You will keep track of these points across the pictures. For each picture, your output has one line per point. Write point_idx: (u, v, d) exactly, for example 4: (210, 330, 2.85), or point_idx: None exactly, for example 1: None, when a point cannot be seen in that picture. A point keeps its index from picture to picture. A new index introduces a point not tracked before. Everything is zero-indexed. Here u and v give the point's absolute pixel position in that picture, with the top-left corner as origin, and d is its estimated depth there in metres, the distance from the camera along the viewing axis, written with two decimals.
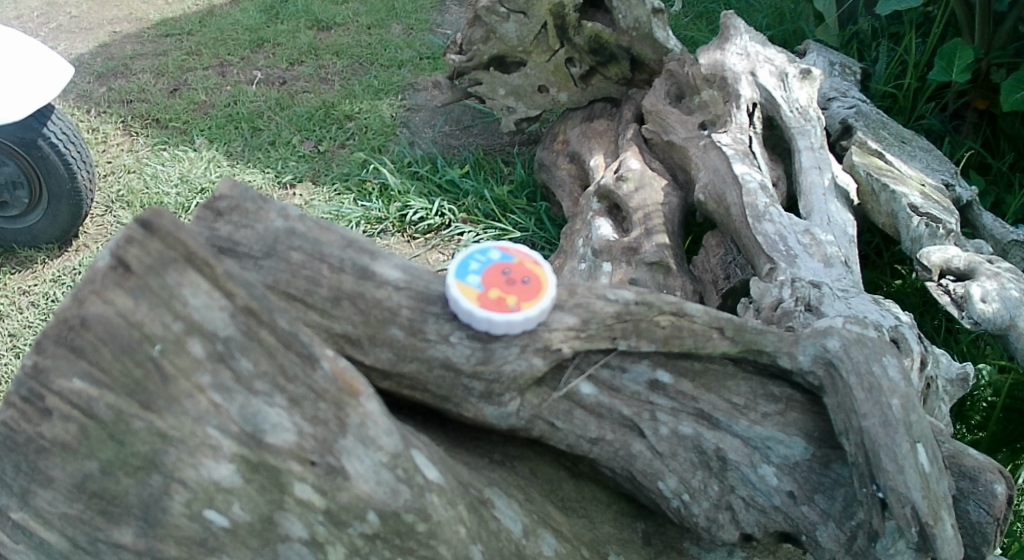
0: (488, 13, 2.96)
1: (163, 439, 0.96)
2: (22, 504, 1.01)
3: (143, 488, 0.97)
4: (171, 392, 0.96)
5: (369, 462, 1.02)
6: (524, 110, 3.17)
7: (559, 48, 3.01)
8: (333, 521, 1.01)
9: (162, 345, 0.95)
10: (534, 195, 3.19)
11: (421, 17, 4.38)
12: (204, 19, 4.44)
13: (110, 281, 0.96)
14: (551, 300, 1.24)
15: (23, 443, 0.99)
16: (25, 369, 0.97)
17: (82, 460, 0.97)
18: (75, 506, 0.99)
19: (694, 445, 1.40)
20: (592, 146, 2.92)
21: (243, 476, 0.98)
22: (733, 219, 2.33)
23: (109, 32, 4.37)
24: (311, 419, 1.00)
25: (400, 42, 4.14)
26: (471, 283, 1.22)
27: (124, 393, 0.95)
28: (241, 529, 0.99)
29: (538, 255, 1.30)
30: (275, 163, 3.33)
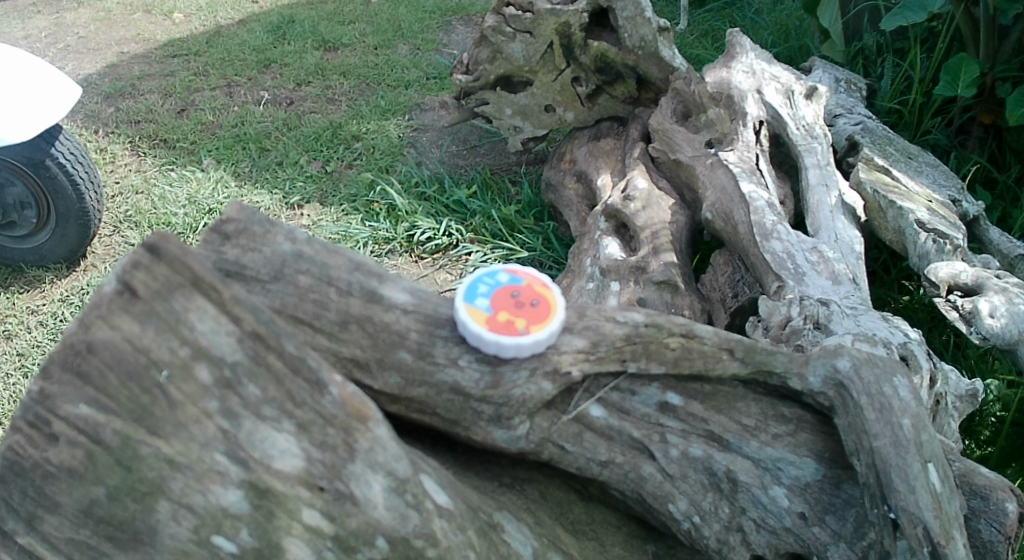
0: (494, 33, 2.98)
1: (171, 465, 0.96)
2: (28, 529, 1.00)
3: (150, 514, 0.97)
4: (178, 418, 0.96)
5: (379, 487, 1.01)
6: (531, 129, 3.16)
7: (565, 67, 3.02)
8: (342, 547, 1.00)
9: (169, 371, 0.96)
10: (542, 214, 3.19)
11: (428, 37, 4.41)
12: (210, 39, 4.47)
13: (118, 307, 0.96)
14: (560, 322, 1.24)
15: (29, 468, 0.98)
16: (31, 395, 0.98)
17: (88, 485, 0.97)
18: (83, 532, 0.99)
19: (704, 467, 1.39)
20: (599, 165, 2.93)
21: (251, 502, 0.97)
22: (740, 237, 2.32)
23: (116, 52, 4.40)
24: (320, 445, 0.99)
25: (406, 63, 4.16)
26: (479, 307, 1.22)
27: (131, 419, 0.95)
28: (248, 555, 0.98)
29: (547, 277, 1.30)
30: (283, 184, 3.34)
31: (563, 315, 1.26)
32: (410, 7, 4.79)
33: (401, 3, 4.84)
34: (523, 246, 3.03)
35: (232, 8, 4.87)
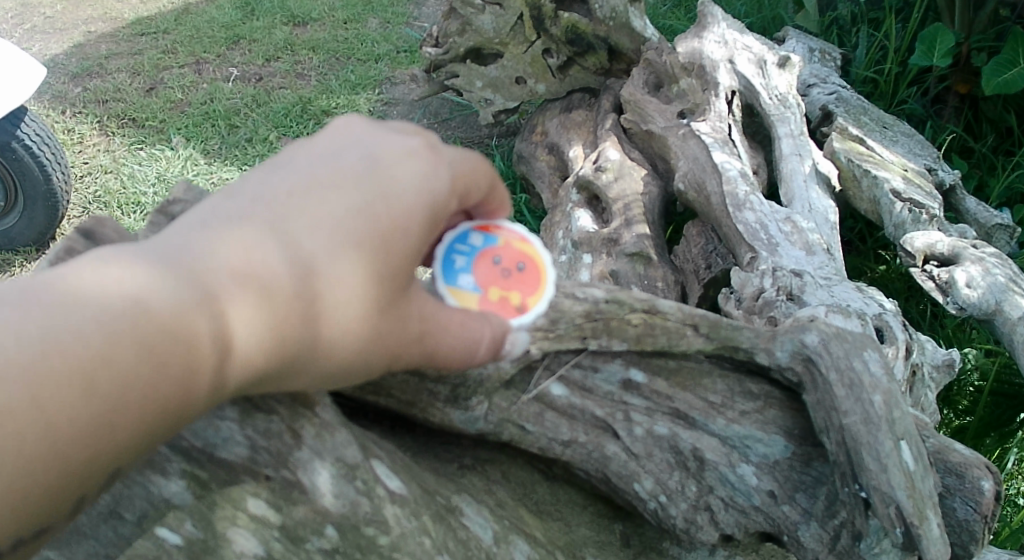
0: (463, 4, 2.77)
1: None
2: None
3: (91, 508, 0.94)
4: None
5: (328, 474, 0.98)
6: (502, 102, 2.96)
7: (535, 39, 2.80)
8: (289, 537, 0.97)
9: None
10: (514, 187, 3.12)
11: (398, 11, 4.29)
12: (180, 16, 4.33)
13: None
14: (552, 284, 1.06)
15: None
16: None
17: None
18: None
19: (670, 445, 1.36)
20: (571, 137, 2.77)
21: (194, 493, 0.94)
22: (713, 208, 2.29)
23: (84, 32, 4.26)
24: (264, 433, 0.96)
25: (377, 36, 4.05)
26: (462, 290, 1.03)
27: None
28: (195, 546, 0.95)
29: (522, 223, 1.09)
30: (253, 161, 3.26)
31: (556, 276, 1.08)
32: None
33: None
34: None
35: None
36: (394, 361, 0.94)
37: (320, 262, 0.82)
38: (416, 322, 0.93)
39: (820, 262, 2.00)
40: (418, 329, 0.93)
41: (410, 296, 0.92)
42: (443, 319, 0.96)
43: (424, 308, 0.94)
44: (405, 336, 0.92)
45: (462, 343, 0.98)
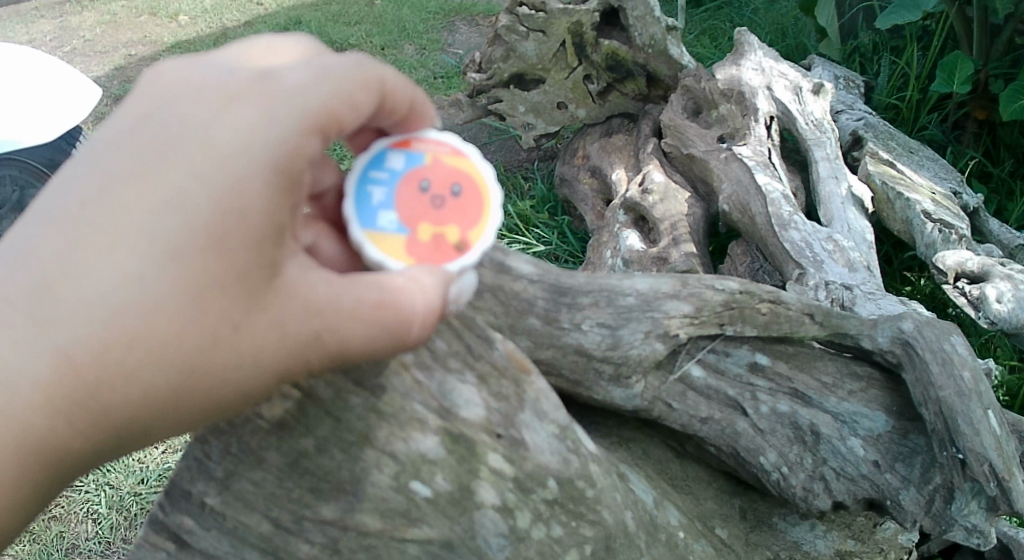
0: (506, 31, 2.70)
1: (378, 415, 1.04)
2: (221, 489, 1.05)
3: (356, 463, 1.04)
4: (380, 370, 1.03)
5: (545, 434, 1.17)
6: (543, 127, 2.89)
7: (577, 65, 2.75)
8: (520, 488, 1.13)
9: None
10: (556, 210, 2.96)
11: (433, 35, 4.00)
12: (218, 38, 4.28)
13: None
14: (497, 205, 0.93)
15: (238, 425, 1.02)
16: None
17: (299, 437, 1.02)
18: (284, 487, 1.04)
19: (790, 421, 1.52)
20: (612, 160, 2.71)
21: (446, 448, 1.08)
22: (757, 228, 2.31)
23: (125, 54, 4.34)
24: (496, 395, 1.13)
25: (415, 61, 3.78)
26: (388, 227, 0.90)
27: (340, 371, 1.01)
28: (442, 498, 1.08)
29: (452, 134, 0.95)
30: None
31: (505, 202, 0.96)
32: (414, 7, 4.32)
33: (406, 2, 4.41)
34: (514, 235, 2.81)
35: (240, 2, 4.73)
36: (294, 368, 0.85)
37: (125, 292, 0.74)
38: (293, 319, 0.82)
39: (862, 278, 2.07)
40: (303, 328, 0.82)
41: (276, 293, 0.81)
42: (347, 311, 0.83)
43: (305, 301, 0.82)
44: (285, 339, 0.82)
45: (375, 327, 0.84)
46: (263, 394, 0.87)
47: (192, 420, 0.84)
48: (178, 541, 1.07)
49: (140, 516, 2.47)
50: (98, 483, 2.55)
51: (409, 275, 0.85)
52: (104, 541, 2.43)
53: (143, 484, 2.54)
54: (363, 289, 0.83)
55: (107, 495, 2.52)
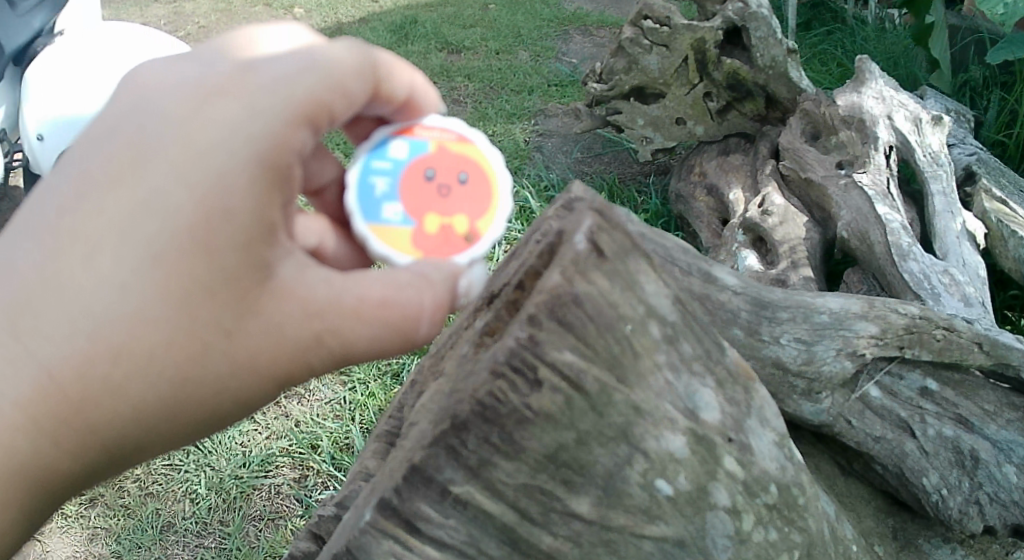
0: (631, 44, 2.86)
1: (637, 412, 1.06)
2: (470, 477, 1.03)
3: (611, 458, 1.06)
4: (640, 369, 1.07)
5: (767, 440, 1.21)
6: (661, 141, 3.03)
7: (698, 82, 2.88)
8: (747, 492, 1.18)
9: (633, 325, 1.05)
10: (669, 226, 2.96)
11: (546, 45, 4.01)
12: (334, 35, 4.14)
13: (586, 264, 1.02)
14: (497, 193, 1.07)
15: (504, 414, 1.01)
16: (519, 341, 1.00)
17: (561, 430, 1.02)
18: (536, 478, 1.05)
19: (953, 445, 1.56)
20: (730, 180, 2.81)
21: (690, 448, 1.11)
22: (875, 256, 2.35)
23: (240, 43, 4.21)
24: (730, 401, 1.17)
25: (528, 69, 3.77)
26: (392, 214, 1.04)
27: (605, 367, 1.04)
28: (681, 497, 1.12)
29: (456, 128, 1.09)
30: None
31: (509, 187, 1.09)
32: (528, 13, 4.37)
33: (519, 10, 4.43)
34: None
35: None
36: (276, 361, 1.00)
37: (109, 303, 0.91)
38: (295, 324, 0.98)
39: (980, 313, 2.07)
40: (305, 330, 0.98)
41: (260, 296, 0.95)
42: (348, 310, 0.99)
43: (300, 303, 0.97)
44: (283, 341, 0.98)
45: (378, 327, 1.01)
46: (267, 387, 1.03)
47: (196, 417, 1.02)
48: (411, 528, 1.04)
49: (241, 499, 2.38)
50: (198, 463, 2.46)
51: (418, 274, 1.00)
52: (203, 522, 2.35)
53: (244, 467, 2.43)
54: (370, 289, 0.99)
55: (207, 475, 2.43)
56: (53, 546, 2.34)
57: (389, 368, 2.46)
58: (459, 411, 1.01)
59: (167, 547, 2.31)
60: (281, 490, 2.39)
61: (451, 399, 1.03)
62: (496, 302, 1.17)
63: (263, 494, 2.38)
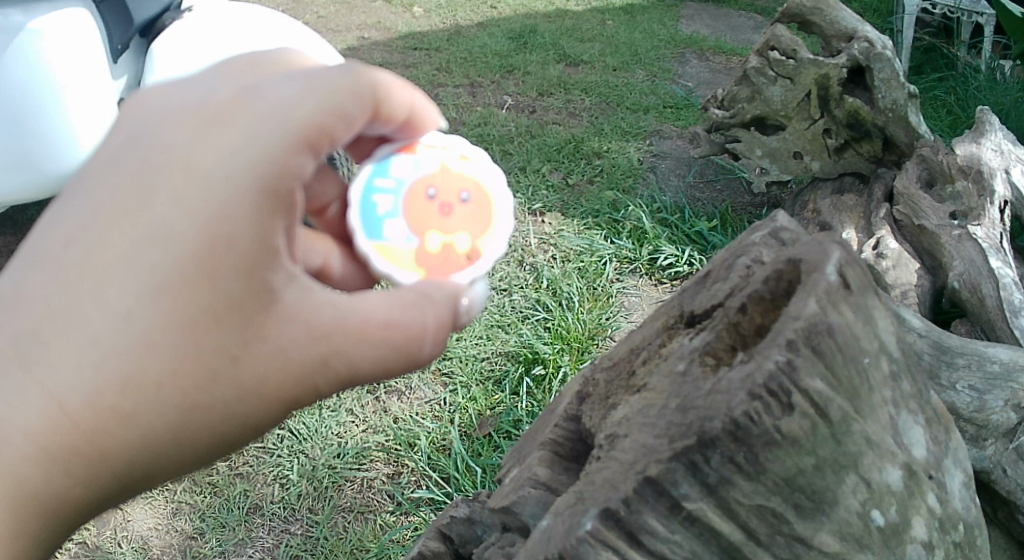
0: (756, 74, 2.86)
1: (869, 443, 1.11)
2: (706, 494, 1.06)
3: (840, 486, 1.10)
4: (872, 402, 1.12)
5: (960, 482, 1.25)
6: (777, 173, 2.97)
7: (819, 118, 2.84)
8: (944, 529, 1.21)
9: (870, 358, 1.11)
10: None
11: (663, 66, 3.98)
12: (451, 38, 4.18)
13: (836, 296, 1.09)
14: (497, 219, 1.14)
15: (756, 435, 1.04)
16: (780, 364, 1.04)
17: (803, 455, 1.07)
18: (771, 500, 1.08)
19: None
20: (843, 219, 2.74)
21: (906, 483, 1.15)
22: (987, 311, 2.24)
23: (357, 37, 4.21)
24: (934, 440, 1.21)
25: (644, 87, 3.74)
26: (397, 235, 1.09)
27: (847, 398, 1.09)
28: (891, 530, 1.14)
29: (456, 150, 1.14)
30: (525, 189, 3.00)
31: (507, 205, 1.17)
32: (645, 32, 4.36)
33: (636, 28, 4.42)
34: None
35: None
36: (282, 383, 1.02)
37: (113, 335, 0.91)
38: (303, 346, 1.00)
39: None
40: (311, 352, 1.01)
41: (270, 319, 0.97)
42: (353, 332, 1.02)
43: (307, 326, 0.99)
44: (289, 362, 1.00)
45: (381, 347, 1.04)
46: (274, 412, 1.05)
47: (203, 442, 1.03)
48: (634, 541, 1.08)
49: (332, 490, 2.32)
50: (292, 450, 2.42)
51: (420, 294, 1.05)
52: (292, 508, 2.31)
53: (338, 457, 2.38)
54: (377, 307, 1.03)
55: (301, 462, 2.39)
56: (139, 517, 2.32)
57: (491, 374, 2.47)
58: (710, 428, 1.04)
59: (253, 530, 2.27)
60: (373, 485, 2.33)
61: (699, 417, 1.06)
62: (710, 323, 1.30)
63: (355, 486, 2.33)
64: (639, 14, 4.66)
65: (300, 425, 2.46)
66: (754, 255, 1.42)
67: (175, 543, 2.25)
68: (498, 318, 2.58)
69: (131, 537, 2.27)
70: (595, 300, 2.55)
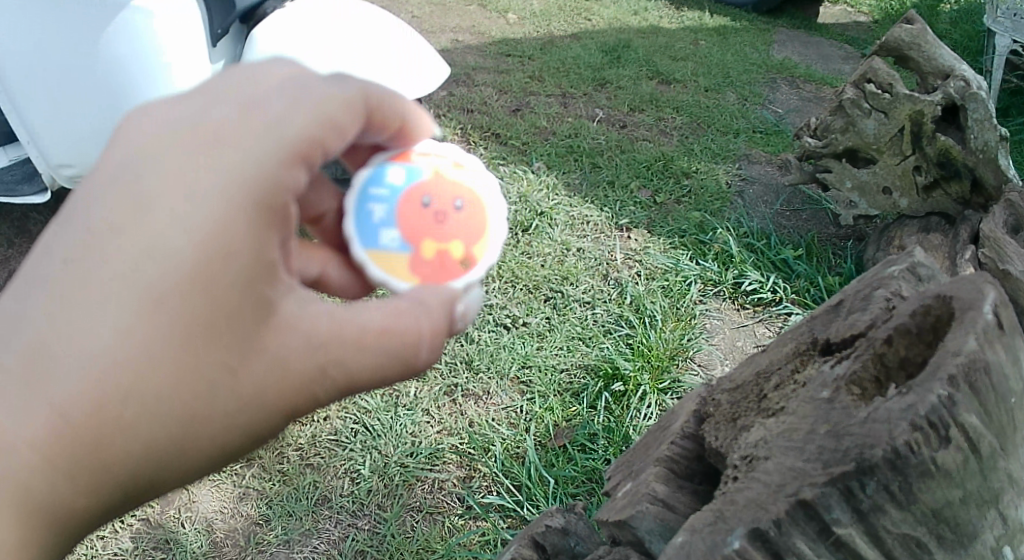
0: (851, 105, 2.83)
1: (1011, 482, 1.13)
2: (856, 520, 1.06)
3: (981, 521, 1.12)
4: (1016, 440, 1.13)
5: None
6: (865, 207, 2.94)
7: (910, 154, 2.77)
8: None
9: (1018, 399, 1.12)
10: None
11: (755, 90, 3.98)
12: (545, 46, 4.26)
13: (992, 335, 1.09)
14: (490, 224, 1.21)
15: (912, 464, 1.04)
16: (941, 397, 1.03)
17: (952, 487, 1.07)
18: (917, 530, 1.08)
19: None
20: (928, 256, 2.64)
21: None
22: None
23: (452, 39, 4.30)
24: None
25: (735, 110, 3.77)
26: (391, 243, 1.17)
27: (997, 436, 1.09)
28: None
29: (450, 159, 1.23)
30: (613, 205, 3.11)
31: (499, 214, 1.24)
32: (737, 55, 4.37)
33: (729, 50, 4.44)
34: (810, 303, 2.72)
35: (576, 3, 4.89)
36: (283, 394, 1.02)
37: (112, 348, 0.89)
38: (302, 356, 1.00)
39: None
40: (311, 362, 1.01)
41: (270, 327, 0.98)
42: (352, 340, 1.03)
43: (306, 336, 1.00)
44: (289, 372, 1.00)
45: (380, 354, 1.05)
46: (273, 423, 1.04)
47: (204, 455, 1.01)
48: None
49: (402, 488, 2.30)
50: (365, 445, 2.40)
51: (415, 301, 1.07)
52: (360, 503, 2.29)
53: (411, 456, 2.36)
54: (371, 316, 1.04)
55: (373, 458, 2.38)
56: (205, 498, 2.31)
57: (570, 386, 2.49)
58: (870, 457, 1.03)
59: (319, 522, 2.25)
60: (444, 486, 2.31)
61: (856, 444, 1.06)
62: (853, 354, 1.36)
63: (425, 487, 2.31)
64: (732, 36, 4.68)
65: (374, 420, 2.45)
66: (893, 288, 1.47)
67: (240, 527, 2.25)
68: (580, 331, 2.62)
69: (195, 518, 2.27)
70: (679, 320, 2.63)
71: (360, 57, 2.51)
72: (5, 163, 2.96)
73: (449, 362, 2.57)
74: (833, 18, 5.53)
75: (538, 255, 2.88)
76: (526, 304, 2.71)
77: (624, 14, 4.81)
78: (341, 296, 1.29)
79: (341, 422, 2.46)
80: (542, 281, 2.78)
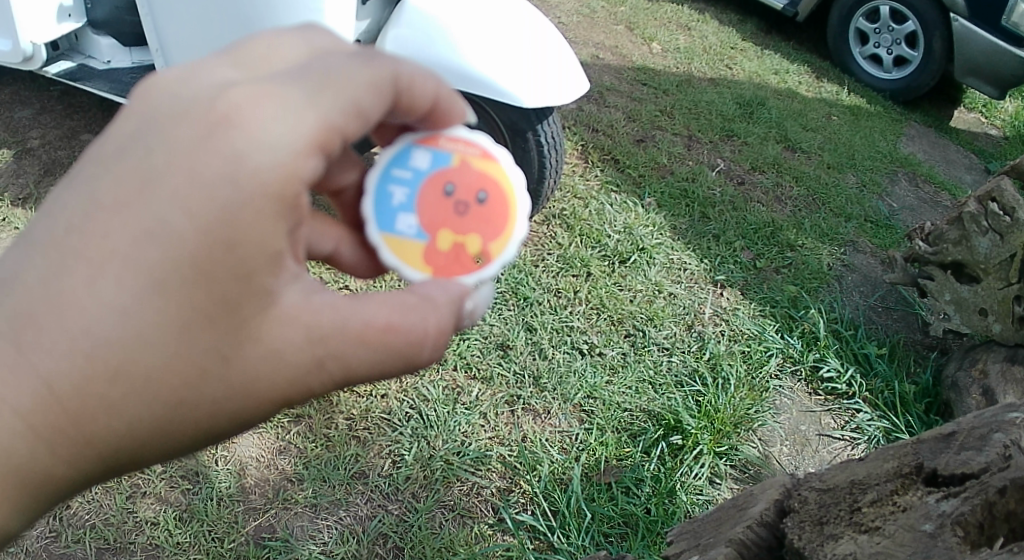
0: (970, 220, 2.77)
1: None
2: None
3: None
4: None
5: None
6: (957, 323, 2.85)
7: (1015, 282, 2.69)
8: None
9: None
10: (932, 407, 2.77)
11: (877, 179, 3.93)
12: (681, 84, 4.28)
13: None
14: (513, 220, 1.20)
15: None
16: None
17: None
18: None
19: None
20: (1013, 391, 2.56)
21: None
22: None
23: (592, 54, 4.38)
24: None
25: (854, 195, 3.72)
26: (408, 228, 1.16)
27: None
28: None
29: (481, 145, 1.19)
30: (712, 257, 3.14)
31: (524, 209, 1.21)
32: (865, 138, 4.30)
33: (859, 131, 4.37)
34: (882, 404, 2.70)
35: (720, 48, 4.90)
36: (275, 387, 0.99)
37: (107, 326, 0.88)
38: (298, 349, 0.97)
39: None
40: (306, 356, 0.98)
41: (268, 320, 0.95)
42: (352, 337, 0.99)
43: (306, 329, 0.97)
44: (284, 366, 0.98)
45: (379, 351, 1.01)
46: (264, 413, 1.02)
47: (189, 438, 0.99)
48: None
49: (440, 484, 2.29)
50: (415, 432, 2.40)
51: (423, 299, 1.05)
52: (396, 487, 2.28)
53: (457, 455, 2.36)
54: (374, 313, 1.01)
55: (420, 446, 2.37)
56: (245, 441, 2.32)
57: (629, 426, 2.49)
58: None
59: (350, 495, 2.24)
60: (481, 492, 2.29)
61: None
62: (964, 490, 1.35)
63: (463, 488, 2.29)
64: (865, 118, 4.60)
65: (430, 410, 2.45)
66: (1012, 435, 1.44)
67: (272, 480, 2.25)
68: (652, 375, 2.64)
69: (230, 458, 2.28)
70: (751, 390, 2.63)
71: (502, 50, 2.50)
72: (128, 65, 3.06)
73: (518, 373, 2.59)
74: (966, 123, 5.44)
75: (629, 290, 2.92)
76: (606, 335, 2.75)
77: (763, 70, 4.79)
78: (353, 274, 1.24)
79: (397, 404, 2.46)
80: (627, 315, 2.82)
